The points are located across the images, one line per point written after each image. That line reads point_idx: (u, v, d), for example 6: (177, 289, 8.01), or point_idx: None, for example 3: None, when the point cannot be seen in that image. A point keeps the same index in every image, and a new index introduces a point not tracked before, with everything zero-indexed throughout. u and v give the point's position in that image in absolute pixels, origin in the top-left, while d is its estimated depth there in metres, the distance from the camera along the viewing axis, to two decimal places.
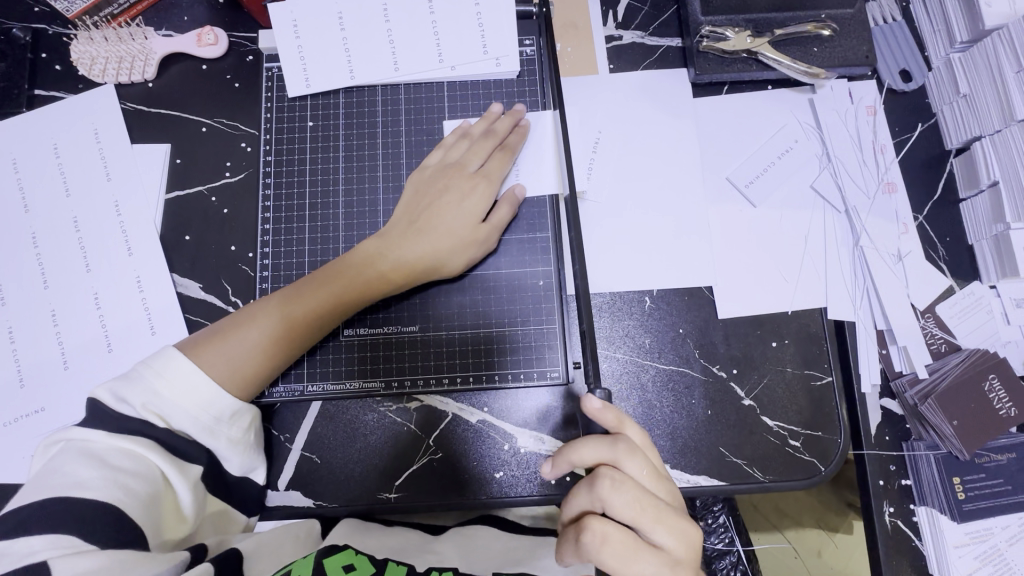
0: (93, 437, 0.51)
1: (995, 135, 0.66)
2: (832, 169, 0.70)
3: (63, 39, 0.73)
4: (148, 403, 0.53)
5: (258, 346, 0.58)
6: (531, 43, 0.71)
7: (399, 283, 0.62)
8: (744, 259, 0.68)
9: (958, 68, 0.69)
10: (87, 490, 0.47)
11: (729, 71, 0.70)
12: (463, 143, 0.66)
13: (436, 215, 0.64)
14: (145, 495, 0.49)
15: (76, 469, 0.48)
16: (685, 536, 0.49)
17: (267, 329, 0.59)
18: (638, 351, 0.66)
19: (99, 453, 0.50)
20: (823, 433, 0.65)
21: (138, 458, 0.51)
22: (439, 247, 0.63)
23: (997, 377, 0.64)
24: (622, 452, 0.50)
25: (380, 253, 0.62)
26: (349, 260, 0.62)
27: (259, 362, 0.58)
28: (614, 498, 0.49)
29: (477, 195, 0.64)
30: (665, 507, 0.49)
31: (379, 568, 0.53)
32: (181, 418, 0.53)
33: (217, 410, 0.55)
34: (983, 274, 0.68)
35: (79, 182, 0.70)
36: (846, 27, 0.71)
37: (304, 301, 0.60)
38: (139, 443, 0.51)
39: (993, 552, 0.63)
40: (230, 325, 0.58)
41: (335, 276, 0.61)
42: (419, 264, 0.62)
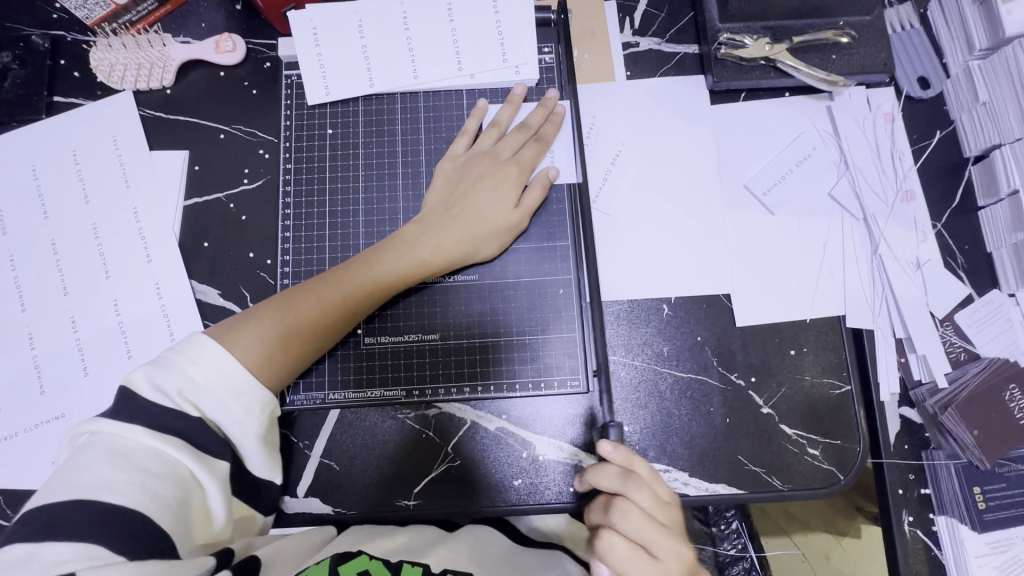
0: (124, 432, 0.51)
1: (1015, 143, 0.66)
2: (851, 177, 0.70)
3: (82, 46, 0.74)
4: (183, 390, 0.52)
5: (285, 336, 0.58)
6: (549, 50, 0.70)
7: (431, 270, 0.63)
8: (763, 267, 0.68)
9: (977, 75, 0.69)
10: (117, 493, 0.47)
11: (747, 79, 0.70)
12: (493, 135, 0.67)
13: (466, 203, 0.64)
14: (173, 500, 0.49)
15: (106, 469, 0.48)
16: (681, 557, 0.51)
17: (300, 316, 0.59)
18: (656, 358, 0.66)
19: (129, 452, 0.50)
20: (842, 441, 0.64)
21: (166, 460, 0.50)
22: (471, 234, 0.63)
23: (1017, 387, 0.64)
24: (630, 485, 0.52)
25: (412, 241, 0.63)
26: (381, 248, 0.63)
27: (287, 350, 0.58)
28: (620, 524, 0.52)
29: (508, 180, 0.65)
30: (664, 530, 0.52)
31: (393, 573, 0.55)
32: (214, 407, 0.53)
33: (248, 402, 0.54)
34: (1002, 282, 0.68)
35: (98, 189, 0.70)
36: (864, 35, 0.70)
37: (336, 289, 0.60)
38: (168, 444, 0.51)
39: (1014, 563, 0.62)
40: (261, 312, 0.59)
41: (365, 266, 0.62)
42: (451, 252, 0.63)
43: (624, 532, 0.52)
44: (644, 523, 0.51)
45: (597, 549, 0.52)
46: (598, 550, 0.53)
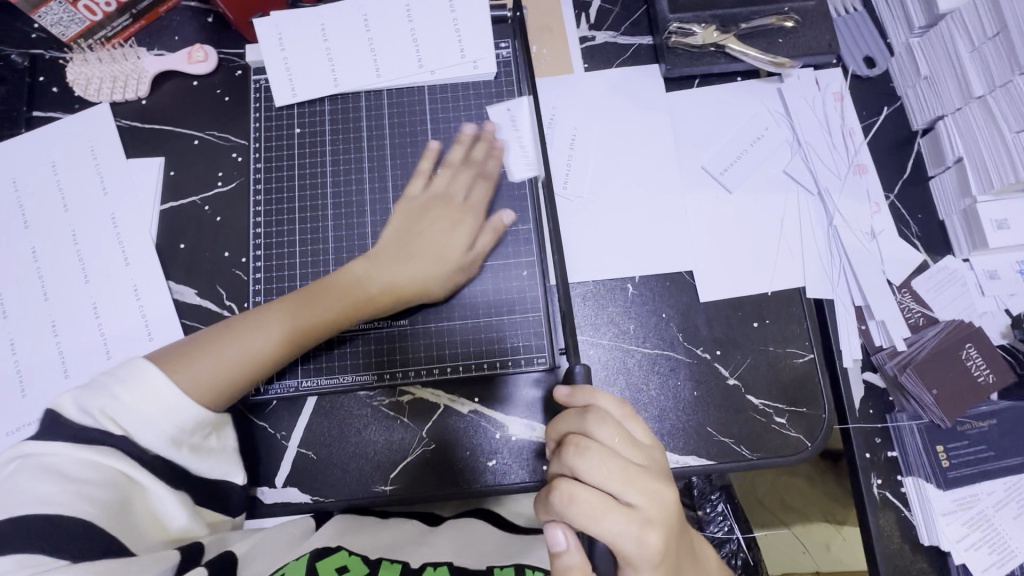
0: (47, 450, 0.51)
1: (956, 114, 0.68)
2: (803, 154, 0.72)
3: (59, 62, 0.77)
4: (105, 408, 0.53)
5: (233, 363, 0.59)
6: (506, 45, 0.73)
7: (382, 306, 0.64)
8: (723, 245, 0.70)
9: (917, 52, 0.71)
10: (54, 506, 0.48)
11: (698, 65, 0.73)
12: (447, 176, 0.69)
13: (422, 243, 0.66)
14: (110, 502, 0.50)
15: (40, 486, 0.48)
16: (660, 499, 0.46)
17: (252, 348, 0.60)
18: (623, 336, 0.68)
19: (59, 466, 0.50)
20: (808, 409, 0.65)
21: (99, 467, 0.51)
22: (425, 274, 0.65)
23: (974, 346, 0.65)
24: (591, 420, 0.49)
25: (366, 277, 0.65)
26: (335, 281, 0.64)
27: (230, 378, 0.59)
28: (580, 466, 0.47)
29: (463, 227, 0.67)
30: (635, 469, 0.47)
31: (371, 568, 0.55)
32: (140, 424, 0.53)
33: (180, 421, 0.54)
34: (956, 248, 0.70)
35: (76, 197, 0.72)
36: (809, 19, 0.73)
37: (289, 322, 0.62)
38: (97, 453, 0.51)
39: (980, 518, 0.63)
40: (214, 343, 0.60)
41: (318, 296, 0.63)
42: (405, 292, 0.65)
43: (582, 473, 0.47)
44: (606, 458, 0.47)
45: (556, 498, 0.47)
46: (554, 497, 0.47)
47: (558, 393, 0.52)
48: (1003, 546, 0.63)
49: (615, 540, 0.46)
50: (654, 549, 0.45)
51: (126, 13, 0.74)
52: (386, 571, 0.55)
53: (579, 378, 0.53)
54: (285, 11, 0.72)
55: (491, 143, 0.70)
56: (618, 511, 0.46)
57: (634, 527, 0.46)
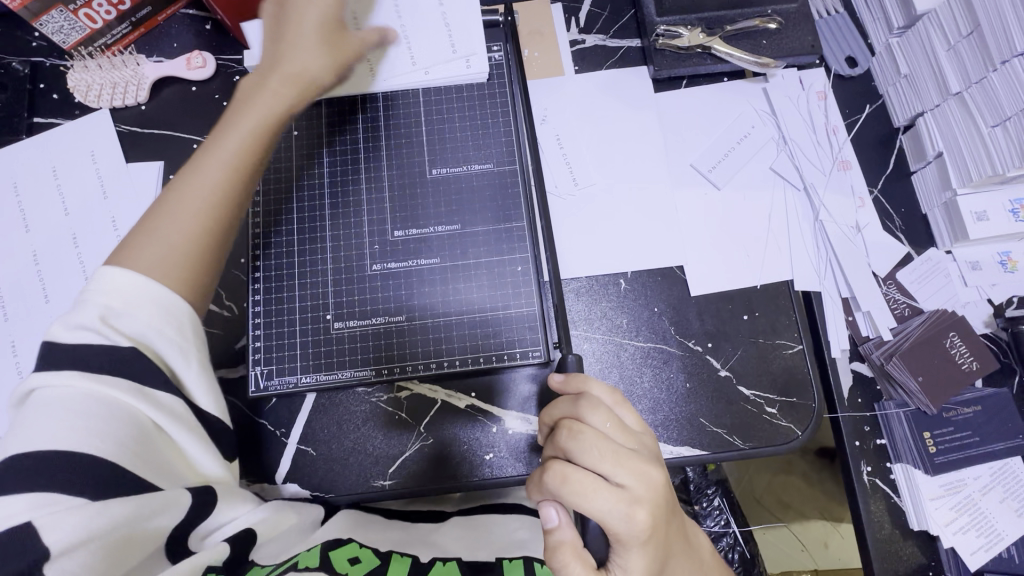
0: (57, 381, 0.48)
1: (935, 110, 0.71)
2: (789, 151, 0.74)
3: (60, 70, 0.78)
4: (105, 317, 0.50)
5: (171, 236, 0.54)
6: (498, 48, 0.75)
7: (293, 97, 0.61)
8: (713, 240, 0.72)
9: (897, 51, 0.74)
10: (61, 442, 0.45)
11: (685, 66, 0.75)
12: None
13: (295, 24, 0.61)
14: (126, 437, 0.47)
15: (45, 420, 0.46)
16: (649, 480, 0.47)
17: (191, 203, 0.55)
18: (615, 330, 0.69)
19: (67, 400, 0.47)
20: (799, 398, 0.67)
21: (110, 403, 0.48)
22: (311, 45, 0.61)
23: (958, 335, 0.67)
24: (583, 405, 0.51)
25: (269, 59, 0.61)
26: (250, 85, 0.61)
27: (179, 252, 0.54)
28: (572, 447, 0.48)
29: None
30: (625, 450, 0.48)
31: (382, 561, 0.56)
32: (135, 330, 0.50)
33: (170, 319, 0.52)
34: (938, 241, 0.72)
35: (78, 201, 0.74)
36: (792, 21, 0.76)
37: (216, 153, 0.57)
38: (108, 386, 0.48)
39: (968, 503, 0.65)
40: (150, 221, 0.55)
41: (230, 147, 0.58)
42: (311, 76, 0.62)
43: (574, 454, 0.48)
44: (597, 439, 0.48)
45: (548, 478, 0.48)
46: (547, 478, 0.48)
47: (551, 381, 0.54)
48: (989, 529, 0.64)
49: (604, 519, 0.46)
50: (642, 528, 0.46)
51: (126, 21, 0.76)
52: (396, 564, 0.56)
53: (572, 367, 0.57)
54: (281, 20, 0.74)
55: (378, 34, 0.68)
56: (608, 490, 0.47)
57: (623, 506, 0.46)
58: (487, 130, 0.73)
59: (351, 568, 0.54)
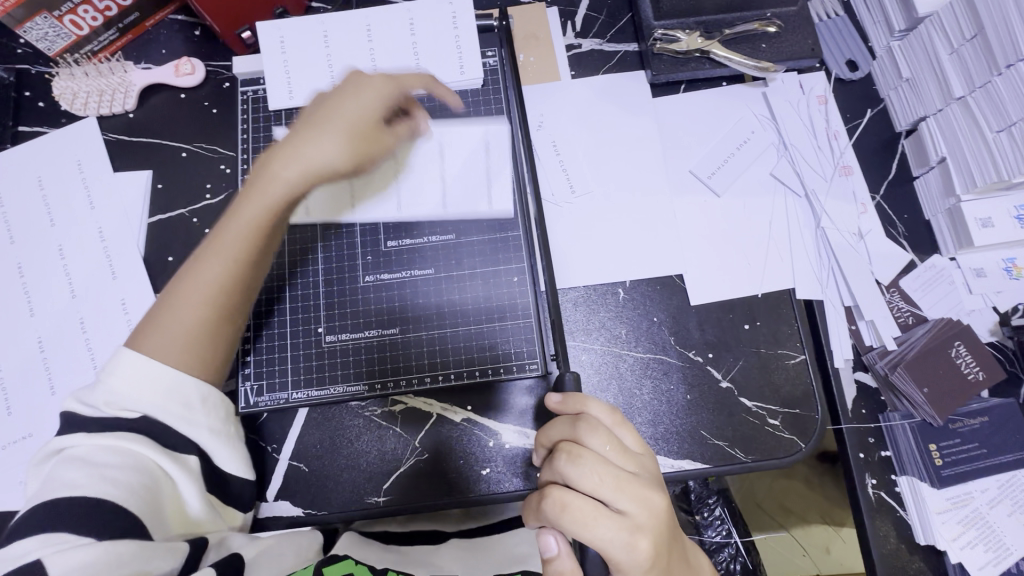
0: (72, 443, 0.49)
1: (938, 114, 0.69)
2: (789, 157, 0.73)
3: (46, 77, 0.76)
4: (108, 400, 0.52)
5: (196, 323, 0.54)
6: (493, 53, 0.74)
7: (298, 192, 0.57)
8: (713, 248, 0.70)
9: (898, 54, 0.73)
10: (75, 489, 0.46)
11: (684, 70, 0.74)
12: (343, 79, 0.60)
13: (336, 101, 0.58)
14: (136, 485, 0.48)
15: (65, 472, 0.47)
16: (651, 506, 0.46)
17: (195, 294, 0.55)
18: (614, 341, 0.68)
19: (83, 455, 0.48)
20: (802, 410, 0.66)
21: (122, 452, 0.49)
22: (348, 123, 0.57)
23: (963, 344, 0.65)
24: (582, 427, 0.49)
25: (284, 148, 0.57)
26: (258, 172, 0.57)
27: (203, 338, 0.54)
28: (571, 473, 0.47)
29: (364, 104, 0.58)
30: (626, 475, 0.46)
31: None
32: (143, 407, 0.51)
33: (184, 398, 0.53)
34: (942, 247, 0.71)
35: (64, 212, 0.72)
36: (792, 24, 0.74)
37: (222, 244, 0.56)
38: (123, 438, 0.50)
39: (975, 516, 0.63)
40: (158, 310, 0.55)
41: (242, 227, 0.56)
42: (323, 171, 0.57)
43: (573, 480, 0.47)
44: (597, 465, 0.46)
45: (547, 505, 0.46)
46: (545, 505, 0.47)
47: (548, 402, 0.53)
48: (997, 542, 0.63)
49: (605, 547, 0.45)
50: (644, 555, 0.45)
51: (112, 27, 0.74)
52: None
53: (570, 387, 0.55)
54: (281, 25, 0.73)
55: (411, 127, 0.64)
56: (609, 518, 0.45)
57: (624, 534, 0.45)
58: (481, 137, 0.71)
59: None
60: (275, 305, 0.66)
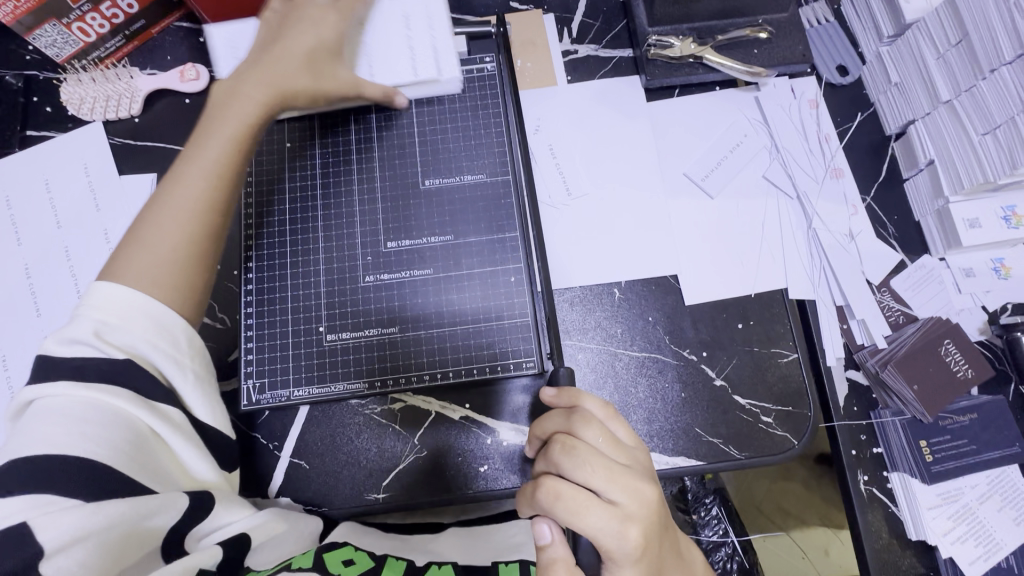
0: (52, 391, 0.48)
1: (926, 117, 0.71)
2: (781, 159, 0.74)
3: (53, 83, 0.78)
4: (99, 332, 0.50)
5: (166, 246, 0.54)
6: (490, 59, 0.75)
7: (269, 102, 0.61)
8: (706, 248, 0.72)
9: (887, 60, 0.74)
10: (59, 448, 0.45)
11: (678, 75, 0.75)
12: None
13: (292, 29, 0.64)
14: (122, 444, 0.48)
15: (43, 429, 0.46)
16: (642, 496, 0.47)
17: (176, 209, 0.55)
18: (610, 340, 0.69)
19: (62, 407, 0.47)
20: (794, 408, 0.67)
21: (105, 408, 0.48)
22: (306, 46, 0.63)
23: (952, 342, 0.67)
24: (576, 420, 0.50)
25: (247, 73, 0.62)
26: (219, 99, 0.60)
27: (176, 262, 0.54)
28: (564, 462, 0.48)
29: (327, 14, 0.65)
30: (618, 466, 0.47)
31: (378, 563, 0.56)
32: (132, 343, 0.51)
33: (164, 328, 0.52)
34: (931, 248, 0.72)
35: (70, 214, 0.73)
36: (782, 30, 0.76)
37: (196, 161, 0.57)
38: (105, 392, 0.49)
39: (965, 512, 0.64)
40: (135, 230, 0.55)
41: (203, 152, 0.58)
42: (289, 83, 0.62)
43: (566, 469, 0.48)
44: (590, 454, 0.48)
45: (541, 494, 0.47)
46: (539, 494, 0.48)
47: (542, 396, 0.54)
48: (987, 537, 0.64)
49: (597, 537, 0.46)
50: (634, 545, 0.46)
51: (119, 34, 0.76)
52: (391, 568, 0.56)
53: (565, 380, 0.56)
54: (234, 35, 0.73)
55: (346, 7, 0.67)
56: (601, 507, 0.46)
57: (616, 523, 0.46)
58: (479, 141, 0.73)
59: (346, 570, 0.54)
60: (277, 306, 0.67)
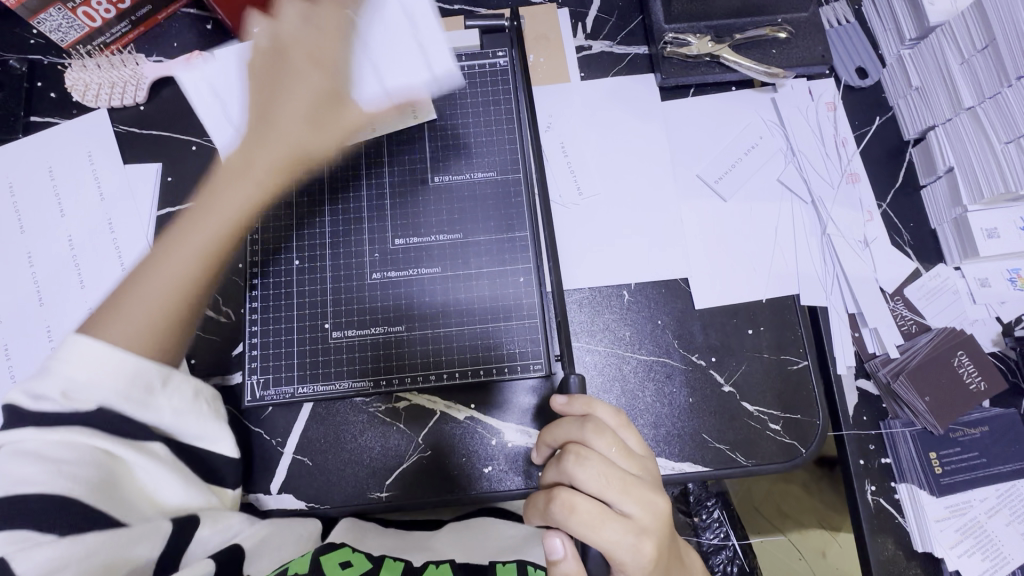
0: (20, 437, 0.46)
1: (947, 124, 0.69)
2: (797, 163, 0.73)
3: (58, 68, 0.77)
4: (65, 391, 0.48)
5: (148, 308, 0.52)
6: (504, 53, 0.74)
7: (275, 183, 0.59)
8: (718, 253, 0.71)
9: (908, 63, 0.73)
10: (34, 485, 0.44)
11: (694, 74, 0.74)
12: (289, 13, 0.59)
13: (285, 96, 0.58)
14: (97, 480, 0.47)
15: (14, 472, 0.44)
16: (656, 509, 0.46)
17: (176, 271, 0.54)
18: (618, 343, 0.68)
19: (32, 450, 0.46)
20: (802, 416, 0.66)
21: (79, 448, 0.47)
22: (301, 113, 0.58)
23: (966, 353, 0.66)
24: (590, 429, 0.49)
25: (254, 147, 0.58)
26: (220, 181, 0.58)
27: (151, 323, 0.52)
28: (579, 473, 0.47)
29: (323, 72, 0.58)
30: (632, 477, 0.47)
31: (375, 564, 0.55)
32: (100, 392, 0.49)
33: (135, 376, 0.50)
34: (947, 257, 0.71)
35: (74, 203, 0.72)
36: (802, 30, 0.75)
37: (201, 229, 0.56)
38: (77, 433, 0.47)
39: (973, 525, 0.64)
40: (118, 295, 0.53)
41: (198, 229, 0.56)
42: (296, 151, 0.58)
43: (580, 480, 0.47)
44: (605, 466, 0.47)
45: (555, 506, 0.47)
46: (554, 506, 0.47)
47: (553, 404, 0.52)
48: (995, 551, 0.63)
49: (611, 551, 0.46)
50: (649, 559, 0.46)
51: (125, 19, 0.75)
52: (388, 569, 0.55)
53: (575, 387, 0.55)
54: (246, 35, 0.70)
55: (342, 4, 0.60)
56: (615, 521, 0.46)
57: (631, 537, 0.46)
58: (490, 137, 0.72)
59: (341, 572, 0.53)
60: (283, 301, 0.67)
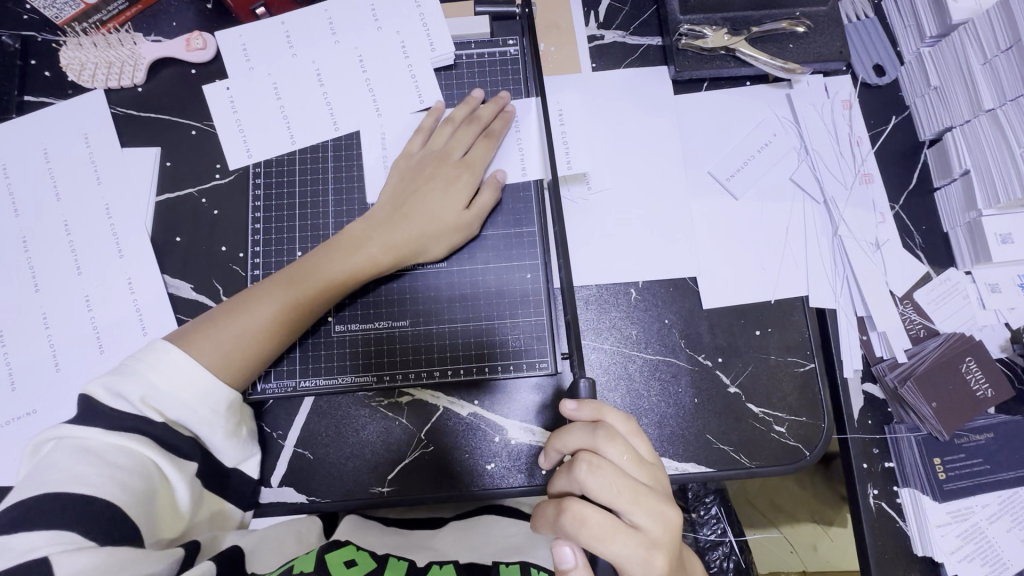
0: (84, 434, 0.51)
1: (965, 126, 0.68)
2: (810, 162, 0.72)
3: (52, 46, 0.74)
4: (145, 397, 0.53)
5: (256, 331, 0.58)
6: (515, 42, 0.72)
7: (383, 268, 0.63)
8: (729, 252, 0.70)
9: (928, 62, 0.71)
10: (90, 488, 0.47)
11: (708, 67, 0.72)
12: (447, 131, 0.67)
13: (420, 201, 0.64)
14: (143, 490, 0.50)
15: (73, 469, 0.48)
16: (666, 520, 0.46)
17: (288, 294, 0.60)
18: (624, 341, 0.68)
19: (96, 450, 0.50)
20: (808, 418, 0.65)
21: (133, 454, 0.51)
22: (421, 231, 0.63)
23: (974, 360, 0.65)
24: (602, 437, 0.48)
25: (372, 230, 0.63)
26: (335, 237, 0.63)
27: (249, 350, 0.58)
28: (591, 483, 0.47)
29: (461, 183, 0.65)
30: (643, 488, 0.47)
31: (380, 563, 0.55)
32: (177, 410, 0.54)
33: (212, 402, 0.55)
34: (958, 261, 0.70)
35: (69, 186, 0.70)
36: (820, 25, 0.73)
37: (325, 254, 0.62)
38: (134, 441, 0.51)
39: (975, 530, 0.64)
40: (228, 312, 0.59)
41: (320, 263, 0.62)
42: (409, 249, 0.63)
43: (590, 490, 0.47)
44: (617, 477, 0.47)
45: (565, 517, 0.46)
46: (564, 517, 0.47)
47: (563, 408, 0.50)
48: (995, 557, 0.64)
49: (621, 562, 0.46)
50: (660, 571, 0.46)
51: None
52: (392, 568, 0.55)
53: (585, 392, 0.51)
54: (252, 23, 0.71)
55: (500, 109, 0.68)
56: (626, 533, 0.46)
57: (641, 550, 0.45)
58: None
59: (346, 571, 0.53)
60: None
